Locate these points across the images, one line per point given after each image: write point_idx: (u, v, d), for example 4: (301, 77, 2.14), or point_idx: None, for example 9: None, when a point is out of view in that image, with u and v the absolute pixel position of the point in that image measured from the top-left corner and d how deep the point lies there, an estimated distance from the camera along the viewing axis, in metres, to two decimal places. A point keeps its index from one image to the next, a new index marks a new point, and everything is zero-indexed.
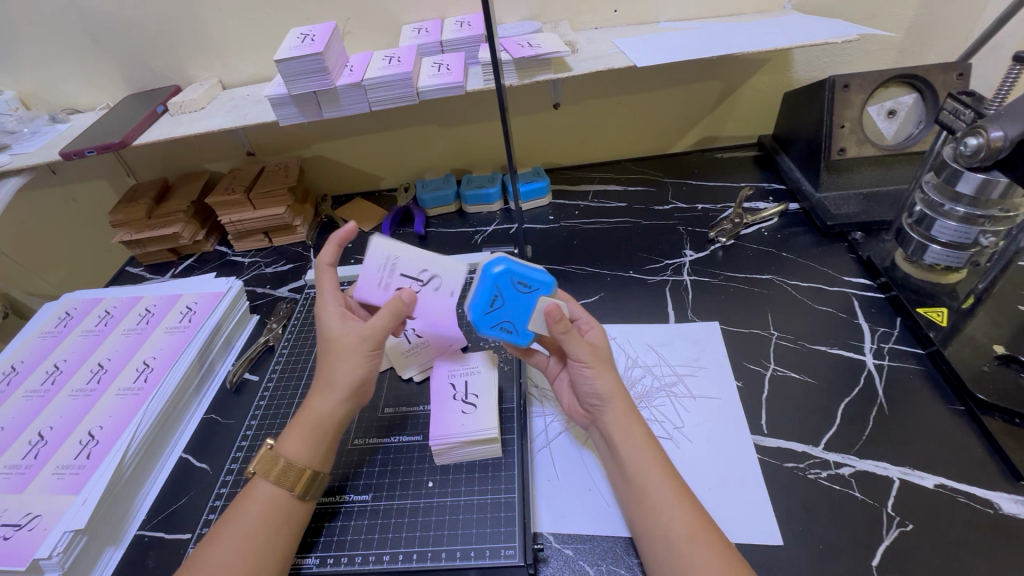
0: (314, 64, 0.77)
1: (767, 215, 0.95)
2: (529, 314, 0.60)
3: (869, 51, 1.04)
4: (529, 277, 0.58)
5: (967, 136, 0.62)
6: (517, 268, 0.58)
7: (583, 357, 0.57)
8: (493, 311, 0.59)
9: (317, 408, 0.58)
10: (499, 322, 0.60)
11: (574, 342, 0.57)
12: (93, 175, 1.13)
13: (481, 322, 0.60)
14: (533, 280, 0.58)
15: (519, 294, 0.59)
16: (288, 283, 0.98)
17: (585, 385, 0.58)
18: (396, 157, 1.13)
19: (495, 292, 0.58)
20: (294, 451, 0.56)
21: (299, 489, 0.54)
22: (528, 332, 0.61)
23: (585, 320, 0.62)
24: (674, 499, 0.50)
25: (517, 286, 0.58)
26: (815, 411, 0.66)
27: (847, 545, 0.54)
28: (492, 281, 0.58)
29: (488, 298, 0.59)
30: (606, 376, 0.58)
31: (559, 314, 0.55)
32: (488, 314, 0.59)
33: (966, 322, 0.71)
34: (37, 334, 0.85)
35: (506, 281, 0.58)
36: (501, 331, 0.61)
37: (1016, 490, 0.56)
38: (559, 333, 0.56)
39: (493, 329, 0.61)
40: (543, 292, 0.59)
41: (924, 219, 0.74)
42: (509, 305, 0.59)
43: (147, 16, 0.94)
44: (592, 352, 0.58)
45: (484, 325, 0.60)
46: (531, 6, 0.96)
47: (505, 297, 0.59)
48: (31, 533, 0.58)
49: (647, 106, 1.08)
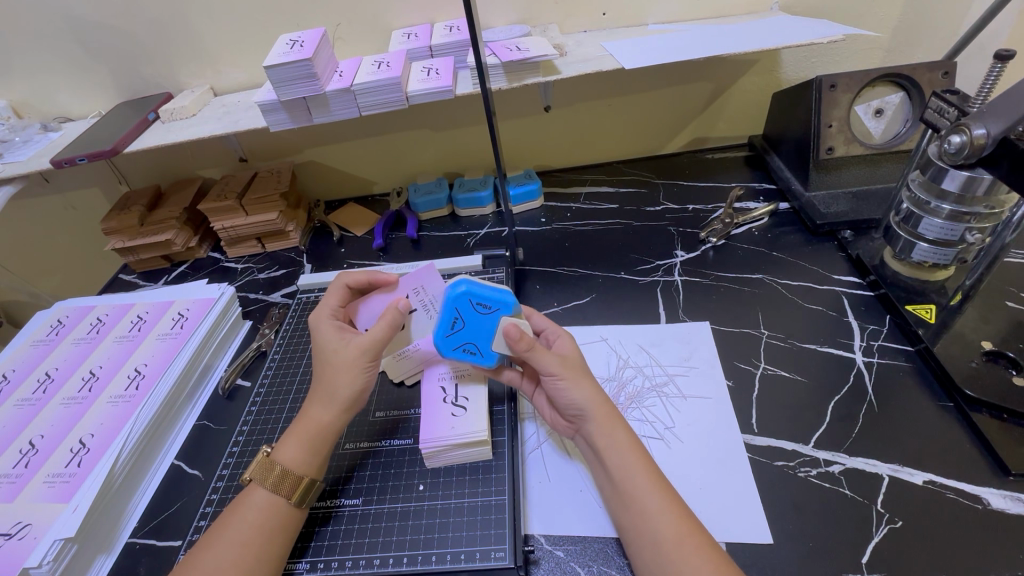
0: (303, 70, 0.77)
1: (758, 214, 0.95)
2: (490, 335, 0.60)
3: (856, 50, 1.05)
4: (488, 297, 0.59)
5: (950, 134, 0.63)
6: (476, 289, 0.60)
7: (553, 370, 0.57)
8: (454, 332, 0.61)
9: (316, 417, 0.59)
10: (461, 343, 0.61)
11: (540, 357, 0.58)
12: (86, 183, 1.13)
13: (444, 345, 0.61)
14: (492, 298, 0.60)
15: (479, 315, 0.60)
16: (280, 288, 0.98)
17: (561, 398, 0.58)
18: (389, 161, 1.14)
19: (455, 314, 0.60)
20: (291, 457, 0.56)
21: (296, 497, 0.55)
22: (492, 353, 0.61)
23: (552, 331, 0.63)
24: (661, 502, 0.50)
25: (476, 307, 0.60)
26: (805, 409, 0.66)
27: (837, 542, 0.54)
28: (451, 302, 0.60)
29: (449, 320, 0.60)
30: (581, 386, 0.57)
31: (519, 332, 0.56)
32: (450, 337, 0.61)
33: (955, 319, 0.71)
34: (29, 343, 0.85)
35: (466, 301, 0.60)
36: (464, 353, 0.62)
37: (1005, 485, 0.57)
38: (524, 351, 0.57)
39: (457, 351, 0.62)
40: (503, 312, 0.60)
41: (911, 216, 0.75)
42: (470, 326, 0.60)
43: (137, 24, 0.95)
44: (562, 363, 0.58)
45: (448, 349, 0.62)
46: (520, 10, 0.96)
47: (466, 318, 0.60)
48: (20, 543, 0.58)
49: (638, 108, 1.09)
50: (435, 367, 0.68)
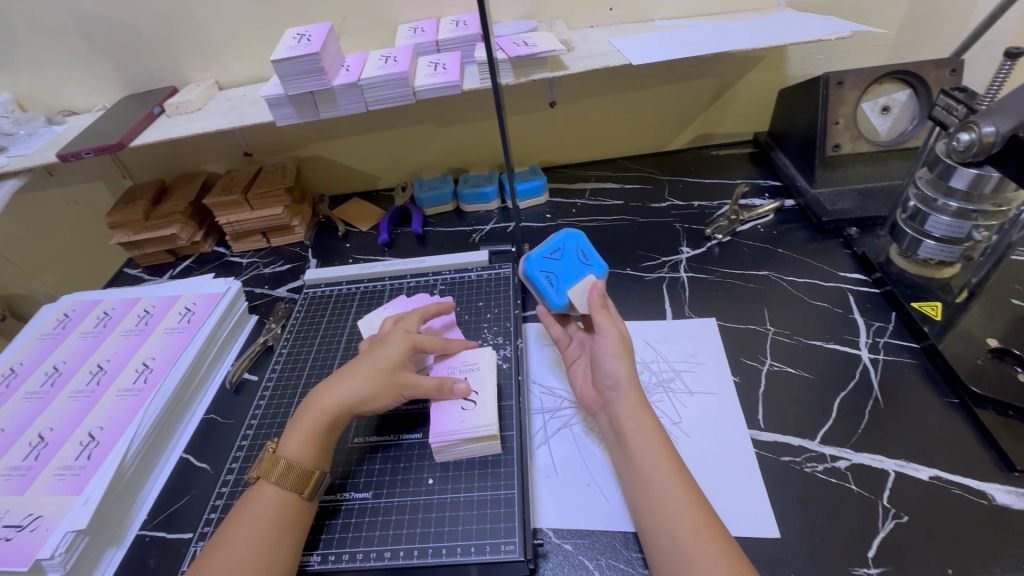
0: (311, 64, 0.77)
1: (763, 211, 0.95)
2: (575, 279, 0.67)
3: (863, 47, 1.04)
4: (590, 253, 0.70)
5: (960, 131, 0.63)
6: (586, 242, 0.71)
7: (607, 337, 0.61)
8: (549, 257, 0.69)
9: (321, 411, 0.60)
10: (550, 269, 0.68)
11: (603, 317, 0.62)
12: (90, 177, 1.13)
13: (534, 259, 0.68)
14: (592, 256, 0.70)
15: (576, 259, 0.69)
16: (286, 283, 0.98)
17: (603, 365, 0.61)
18: (394, 156, 1.14)
19: (558, 247, 0.70)
20: (296, 451, 0.57)
21: (305, 491, 0.55)
22: (560, 297, 0.67)
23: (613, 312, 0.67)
24: (679, 491, 0.51)
25: (578, 254, 0.70)
26: (812, 405, 0.67)
27: (843, 537, 0.55)
28: (565, 236, 0.70)
29: (551, 246, 0.70)
30: (624, 362, 0.60)
31: (600, 287, 0.65)
32: (543, 258, 0.69)
33: (960, 316, 0.71)
34: (37, 336, 0.85)
35: (574, 245, 0.70)
36: (541, 277, 0.67)
37: (1010, 481, 0.57)
38: (596, 303, 0.63)
39: (537, 272, 0.68)
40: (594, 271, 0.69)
41: (918, 214, 0.75)
42: (564, 261, 0.69)
43: (142, 16, 0.94)
44: (619, 331, 0.62)
45: (533, 265, 0.68)
46: (527, 5, 0.96)
47: (564, 253, 0.70)
48: (32, 534, 0.58)
49: (644, 104, 1.09)
50: (442, 365, 0.68)
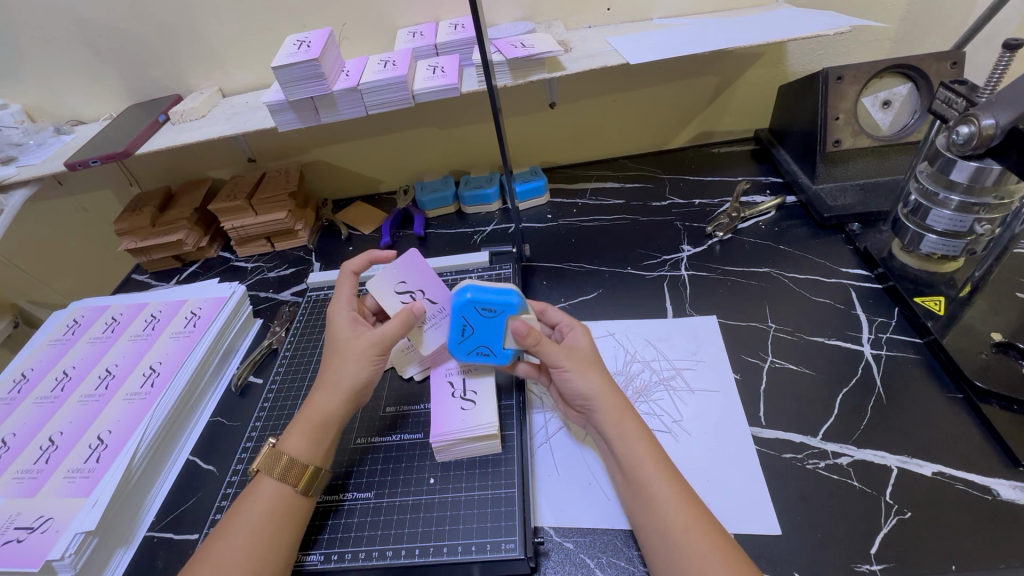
0: (311, 70, 0.78)
1: (764, 208, 0.95)
2: (499, 336, 0.62)
3: (863, 42, 1.04)
4: (492, 301, 0.60)
5: (959, 124, 0.63)
6: (480, 295, 0.60)
7: (562, 362, 0.59)
8: (465, 339, 0.62)
9: (320, 407, 0.60)
10: (475, 345, 0.63)
11: (549, 349, 0.59)
12: (99, 185, 1.15)
13: (457, 350, 0.63)
14: (495, 302, 0.60)
15: (483, 319, 0.61)
16: (290, 286, 0.99)
17: (569, 388, 0.59)
18: (395, 159, 1.14)
19: (463, 320, 0.61)
20: (297, 447, 0.57)
21: (302, 485, 0.56)
22: (506, 353, 0.62)
23: (568, 325, 0.65)
24: (669, 491, 0.51)
25: (481, 311, 0.61)
26: (813, 402, 0.66)
27: (845, 534, 0.54)
28: (459, 311, 0.61)
29: (458, 327, 0.62)
30: (588, 376, 0.58)
31: (526, 328, 0.58)
32: (462, 341, 0.62)
33: (964, 311, 0.71)
34: (46, 342, 0.87)
35: (471, 308, 0.61)
36: (479, 355, 0.63)
37: (1014, 476, 0.56)
38: (533, 344, 0.58)
39: (471, 355, 0.63)
40: (507, 313, 0.60)
41: (920, 208, 0.74)
42: (479, 331, 0.62)
43: (146, 27, 0.96)
44: (571, 355, 0.60)
45: (462, 353, 0.63)
46: (524, 8, 0.97)
47: (473, 322, 0.61)
48: (43, 536, 0.59)
49: (643, 103, 1.09)
50: (442, 370, 0.68)
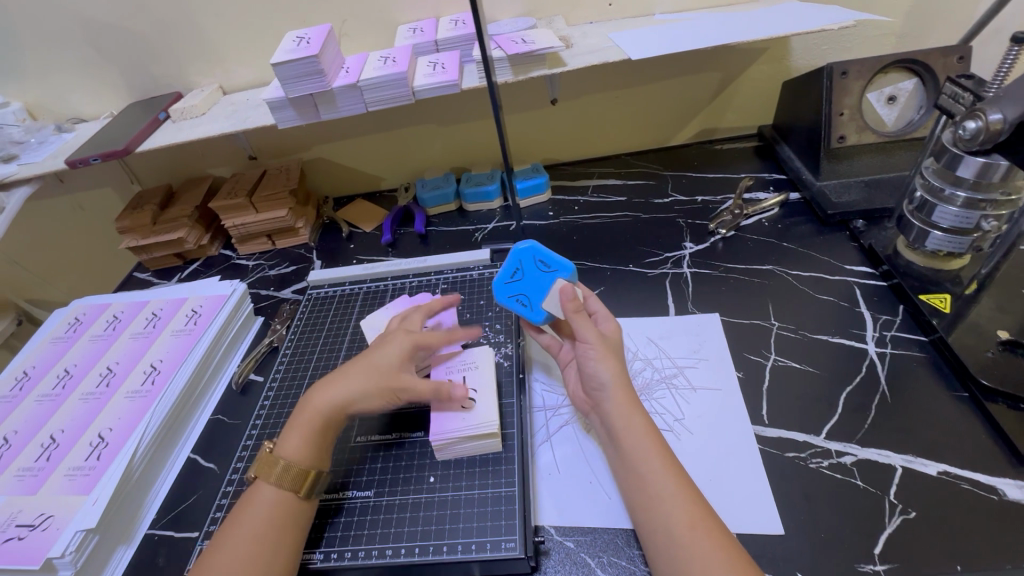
0: (310, 66, 0.77)
1: (768, 205, 0.94)
2: (545, 292, 0.66)
3: (868, 37, 1.03)
4: (550, 258, 0.67)
5: (966, 119, 0.61)
6: (541, 249, 0.68)
7: (588, 338, 0.60)
8: (513, 281, 0.68)
9: (319, 410, 0.59)
10: (518, 292, 0.67)
11: (582, 324, 0.60)
12: (100, 183, 1.15)
13: (501, 290, 0.68)
14: (553, 260, 0.67)
15: (539, 272, 0.67)
16: (291, 284, 0.99)
17: (589, 368, 0.60)
18: (396, 156, 1.14)
19: (518, 265, 0.68)
20: (295, 451, 0.57)
21: (303, 490, 0.56)
22: (541, 311, 0.66)
23: (603, 314, 0.64)
24: (670, 488, 0.50)
25: (538, 265, 0.68)
26: (816, 400, 0.66)
27: (848, 534, 0.54)
28: (517, 255, 0.68)
29: (511, 269, 0.68)
30: (609, 362, 0.59)
31: (571, 294, 0.62)
32: (508, 284, 0.68)
33: (969, 308, 0.70)
34: (48, 340, 0.87)
35: (529, 257, 0.68)
36: (515, 303, 0.67)
37: (1020, 475, 0.56)
38: (571, 312, 0.61)
39: (509, 300, 0.67)
40: (561, 273, 0.67)
41: (925, 204, 0.73)
42: (528, 279, 0.67)
43: (146, 24, 0.96)
44: (600, 337, 0.60)
45: (502, 294, 0.68)
46: (525, 3, 0.96)
47: (524, 270, 0.68)
48: (44, 533, 0.59)
49: (645, 99, 1.08)
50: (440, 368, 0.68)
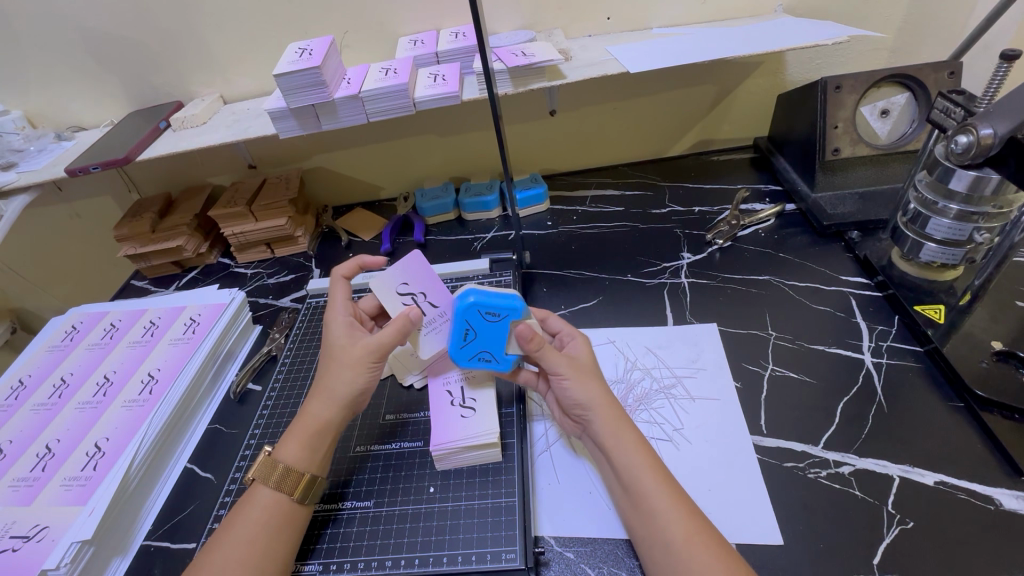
0: (312, 77, 0.78)
1: (764, 216, 0.95)
2: (504, 340, 0.61)
3: (860, 52, 1.05)
4: (498, 305, 0.60)
5: (957, 134, 0.63)
6: (484, 299, 0.60)
7: (559, 369, 0.59)
8: (468, 343, 0.62)
9: (315, 414, 0.59)
10: (478, 351, 0.62)
11: (548, 357, 0.59)
12: (99, 192, 1.15)
13: (459, 356, 0.62)
14: (501, 306, 0.60)
15: (490, 324, 0.61)
16: (290, 293, 0.99)
17: (566, 396, 0.59)
18: (395, 166, 1.15)
19: (466, 326, 0.61)
20: (292, 455, 0.57)
21: (298, 493, 0.55)
22: (509, 358, 0.62)
23: (568, 334, 0.65)
24: (667, 501, 0.51)
25: (485, 317, 0.60)
26: (814, 411, 0.66)
27: (847, 544, 0.54)
28: (461, 315, 0.61)
29: (461, 332, 0.61)
30: (586, 384, 0.58)
31: (531, 332, 0.57)
32: (463, 348, 0.62)
33: (964, 319, 0.71)
34: (44, 348, 0.86)
35: (474, 312, 0.60)
36: (481, 361, 0.62)
37: (1017, 485, 0.56)
38: (533, 350, 0.58)
39: (472, 361, 0.63)
40: (512, 318, 0.60)
41: (919, 217, 0.75)
42: (482, 336, 0.61)
43: (149, 35, 0.96)
44: (570, 364, 0.60)
45: (462, 359, 0.63)
46: (524, 16, 0.97)
47: (476, 329, 0.61)
48: (39, 545, 0.59)
49: (643, 111, 1.09)
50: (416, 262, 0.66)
